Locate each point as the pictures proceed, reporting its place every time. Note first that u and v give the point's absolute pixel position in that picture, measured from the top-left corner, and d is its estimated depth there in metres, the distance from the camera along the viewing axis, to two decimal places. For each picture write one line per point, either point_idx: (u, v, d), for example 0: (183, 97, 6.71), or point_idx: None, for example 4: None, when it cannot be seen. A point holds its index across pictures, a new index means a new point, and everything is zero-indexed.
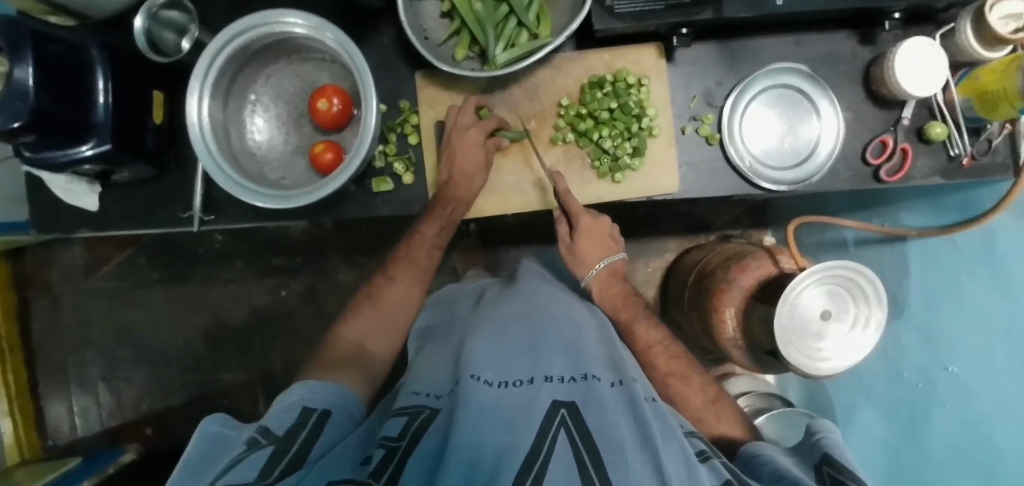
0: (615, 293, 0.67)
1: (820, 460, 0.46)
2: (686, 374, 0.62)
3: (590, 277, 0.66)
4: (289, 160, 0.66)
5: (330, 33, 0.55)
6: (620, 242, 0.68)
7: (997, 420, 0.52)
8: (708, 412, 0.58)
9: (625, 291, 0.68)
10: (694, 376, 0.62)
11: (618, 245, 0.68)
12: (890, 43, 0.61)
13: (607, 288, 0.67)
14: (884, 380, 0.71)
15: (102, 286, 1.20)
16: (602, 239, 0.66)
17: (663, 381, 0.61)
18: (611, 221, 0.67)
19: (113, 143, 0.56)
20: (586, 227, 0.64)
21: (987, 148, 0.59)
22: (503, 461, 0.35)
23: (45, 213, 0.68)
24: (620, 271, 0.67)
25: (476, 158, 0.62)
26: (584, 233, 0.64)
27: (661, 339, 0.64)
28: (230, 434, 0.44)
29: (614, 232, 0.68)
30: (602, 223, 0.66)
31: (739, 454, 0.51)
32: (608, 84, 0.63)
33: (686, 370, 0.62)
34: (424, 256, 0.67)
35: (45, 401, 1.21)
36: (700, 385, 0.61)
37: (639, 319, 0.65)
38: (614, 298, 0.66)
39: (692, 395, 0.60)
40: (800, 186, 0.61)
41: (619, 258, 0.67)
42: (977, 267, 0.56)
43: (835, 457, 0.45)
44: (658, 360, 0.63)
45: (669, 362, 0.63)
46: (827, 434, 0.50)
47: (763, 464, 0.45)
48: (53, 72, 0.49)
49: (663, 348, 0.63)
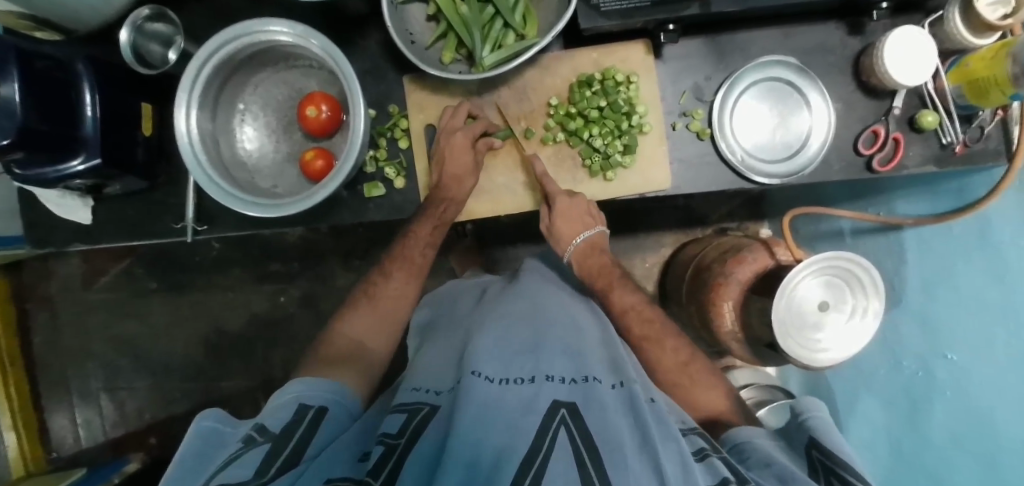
0: (610, 284, 0.68)
1: (809, 444, 0.47)
2: (660, 338, 0.62)
3: (570, 252, 0.67)
4: (280, 168, 0.66)
5: (316, 41, 0.55)
6: (599, 217, 0.66)
7: (997, 408, 0.52)
8: (680, 376, 0.58)
9: (604, 262, 0.68)
10: (667, 339, 0.61)
11: (597, 220, 0.66)
12: (879, 33, 0.61)
13: (585, 259, 0.68)
14: (883, 370, 0.72)
15: (101, 297, 1.21)
16: (580, 217, 0.64)
17: (637, 345, 0.62)
18: (587, 199, 0.64)
19: (102, 158, 0.56)
20: (562, 209, 0.63)
21: (980, 135, 0.59)
22: (503, 459, 0.35)
23: (39, 227, 0.68)
24: (599, 244, 0.67)
25: (464, 160, 0.62)
26: (560, 214, 0.64)
27: (636, 304, 0.65)
28: (224, 431, 0.45)
29: (592, 208, 0.65)
30: (578, 201, 0.64)
31: (724, 435, 0.50)
32: (597, 83, 0.63)
33: (660, 333, 0.62)
34: (418, 255, 0.67)
35: (48, 413, 1.22)
36: (673, 347, 0.61)
37: (616, 286, 0.65)
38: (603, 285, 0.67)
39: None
40: (792, 179, 0.61)
41: (598, 232, 0.66)
42: (975, 255, 0.56)
43: (821, 440, 0.46)
44: (633, 324, 0.63)
45: (643, 326, 0.63)
46: (813, 415, 0.50)
47: (752, 452, 0.45)
48: (40, 87, 0.49)
49: (638, 312, 0.64)
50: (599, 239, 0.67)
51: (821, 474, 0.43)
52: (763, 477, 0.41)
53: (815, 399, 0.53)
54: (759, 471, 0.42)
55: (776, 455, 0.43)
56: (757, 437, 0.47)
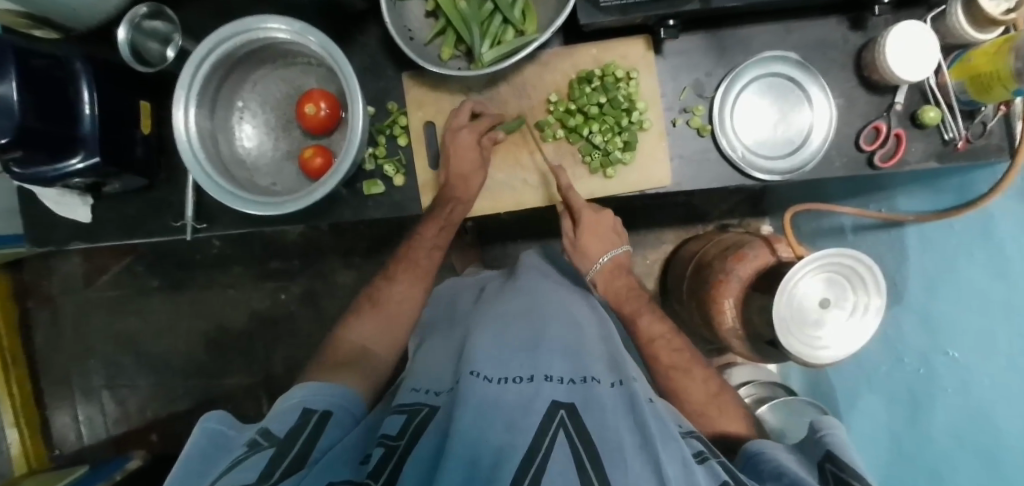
0: (620, 287, 0.69)
1: (822, 457, 0.47)
2: (687, 366, 0.61)
3: (595, 270, 0.69)
4: (279, 165, 0.66)
5: (314, 38, 0.54)
6: (624, 236, 0.69)
7: (998, 407, 0.52)
8: (711, 406, 0.58)
9: (629, 283, 0.69)
10: (695, 368, 0.61)
11: (621, 239, 0.70)
12: (881, 28, 0.60)
13: (613, 281, 0.69)
14: (885, 367, 0.71)
15: (102, 295, 1.21)
16: (605, 233, 0.68)
17: (665, 374, 0.61)
18: (614, 216, 0.68)
19: (102, 156, 0.56)
20: (588, 221, 0.66)
21: (983, 131, 0.58)
22: (502, 460, 0.35)
23: (39, 226, 0.68)
24: (624, 263, 0.69)
25: (471, 158, 0.62)
26: (587, 228, 0.66)
27: (663, 332, 0.65)
28: (229, 434, 0.44)
29: (617, 226, 0.69)
30: (603, 217, 0.67)
31: (741, 452, 0.50)
32: (596, 79, 0.62)
33: (688, 362, 0.62)
34: (424, 257, 0.68)
35: (50, 410, 1.22)
36: (701, 377, 0.60)
37: (643, 313, 0.66)
38: (619, 291, 0.68)
39: (694, 388, 0.59)
40: (793, 175, 0.61)
41: (622, 251, 0.69)
42: (976, 251, 0.55)
43: (836, 454, 0.46)
44: (660, 353, 0.63)
45: (671, 355, 0.63)
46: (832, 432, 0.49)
47: (766, 461, 0.45)
48: (39, 86, 0.49)
49: (665, 341, 0.63)
50: (624, 258, 0.70)
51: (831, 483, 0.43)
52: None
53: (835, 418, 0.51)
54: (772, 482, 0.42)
55: (790, 465, 0.43)
56: (770, 447, 0.47)
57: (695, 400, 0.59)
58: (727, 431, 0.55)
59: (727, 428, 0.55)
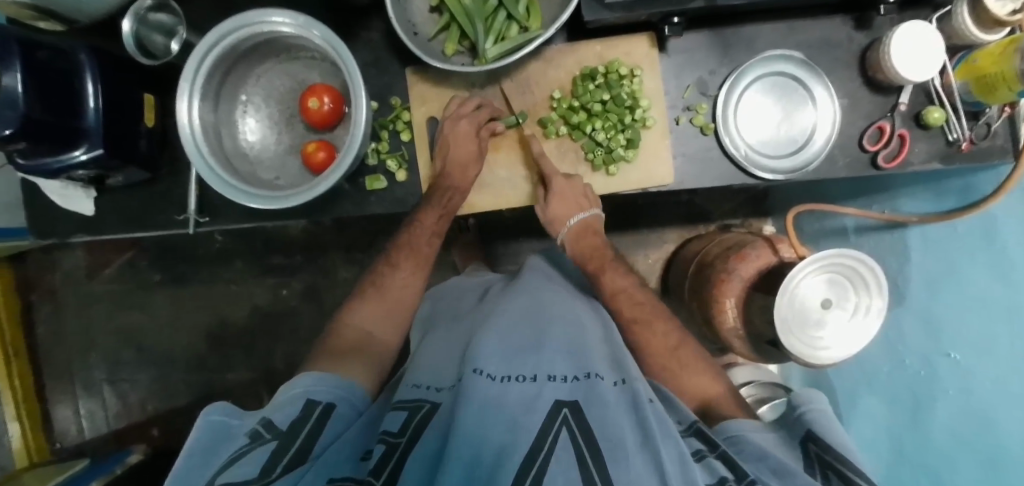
0: (587, 246, 0.67)
1: (805, 437, 0.47)
2: (650, 321, 0.62)
3: (562, 232, 0.67)
4: (282, 159, 0.66)
5: (317, 31, 0.54)
6: (595, 199, 0.65)
7: (998, 411, 0.52)
8: (671, 360, 0.59)
9: (597, 244, 0.68)
10: (658, 322, 0.62)
11: (592, 202, 0.65)
12: (886, 27, 0.60)
13: (580, 242, 0.68)
14: (886, 367, 0.71)
15: (104, 289, 1.21)
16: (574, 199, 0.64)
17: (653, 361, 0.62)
18: (582, 182, 0.64)
19: (105, 149, 0.56)
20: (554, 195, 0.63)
21: (987, 132, 0.58)
22: (504, 458, 0.35)
23: (41, 219, 0.69)
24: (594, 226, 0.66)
25: (468, 148, 0.62)
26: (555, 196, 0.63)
27: (627, 286, 0.65)
28: (232, 424, 0.45)
29: (586, 191, 0.64)
30: (569, 186, 0.63)
31: (717, 425, 0.50)
32: (600, 76, 0.63)
33: (651, 317, 0.62)
34: (425, 243, 0.67)
35: (51, 404, 1.22)
36: (663, 332, 0.61)
37: (607, 270, 0.66)
38: (584, 249, 0.67)
39: (655, 339, 0.61)
40: (796, 174, 0.61)
41: (593, 214, 0.65)
42: (978, 253, 0.55)
43: (819, 433, 0.46)
44: (623, 307, 0.63)
45: (633, 310, 0.63)
46: (810, 407, 0.49)
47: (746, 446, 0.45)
48: (41, 78, 0.49)
49: (627, 296, 0.64)
50: (594, 220, 0.66)
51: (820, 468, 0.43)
52: (758, 470, 0.42)
53: (812, 392, 0.52)
54: (755, 464, 0.43)
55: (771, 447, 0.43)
56: (749, 428, 0.47)
57: (655, 352, 0.60)
58: (690, 390, 0.57)
59: (689, 388, 0.57)
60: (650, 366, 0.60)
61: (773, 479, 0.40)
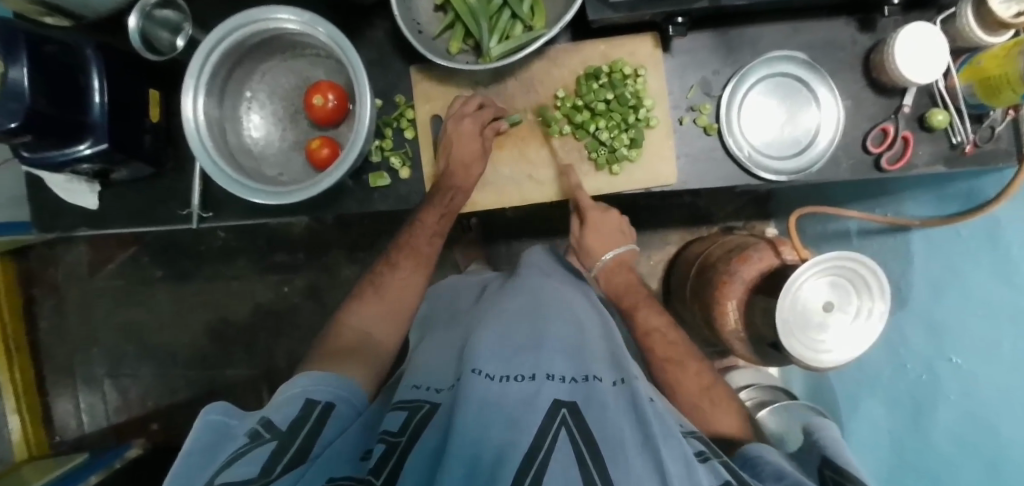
0: (620, 283, 0.71)
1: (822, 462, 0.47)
2: (683, 360, 0.62)
3: (599, 266, 0.72)
4: (286, 156, 0.66)
5: (322, 28, 0.55)
6: (631, 234, 0.73)
7: (1002, 417, 0.51)
8: (703, 400, 0.58)
9: (631, 280, 0.72)
10: (689, 363, 0.62)
11: (628, 237, 0.73)
12: (891, 29, 0.60)
13: (613, 277, 0.72)
14: (888, 371, 0.71)
15: (105, 284, 1.21)
16: (609, 231, 0.71)
17: (658, 365, 0.62)
18: (621, 215, 0.71)
19: (111, 143, 0.56)
20: (594, 220, 0.69)
21: (990, 135, 0.58)
22: (503, 457, 0.35)
23: (45, 211, 0.69)
24: (628, 261, 0.72)
25: (472, 147, 0.62)
26: (592, 225, 0.69)
27: (660, 325, 0.66)
28: (232, 424, 0.45)
29: (623, 225, 0.72)
30: (609, 216, 0.70)
31: (741, 450, 0.50)
32: (604, 75, 0.63)
33: (683, 356, 0.62)
34: (424, 244, 0.67)
35: (51, 398, 1.23)
36: (695, 370, 0.61)
37: (642, 306, 0.68)
38: (618, 286, 0.71)
39: (688, 379, 0.60)
40: (800, 175, 0.61)
41: (629, 249, 0.73)
42: (982, 256, 0.55)
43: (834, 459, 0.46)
44: (656, 345, 0.64)
45: (666, 348, 0.63)
46: (824, 433, 0.51)
47: (764, 464, 0.45)
48: (48, 72, 0.49)
49: (662, 334, 0.65)
50: (629, 256, 0.73)
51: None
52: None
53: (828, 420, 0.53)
54: (771, 483, 0.42)
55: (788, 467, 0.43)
56: (769, 451, 0.47)
57: (688, 393, 0.59)
58: (721, 430, 0.55)
59: (719, 425, 0.56)
60: (682, 408, 0.59)
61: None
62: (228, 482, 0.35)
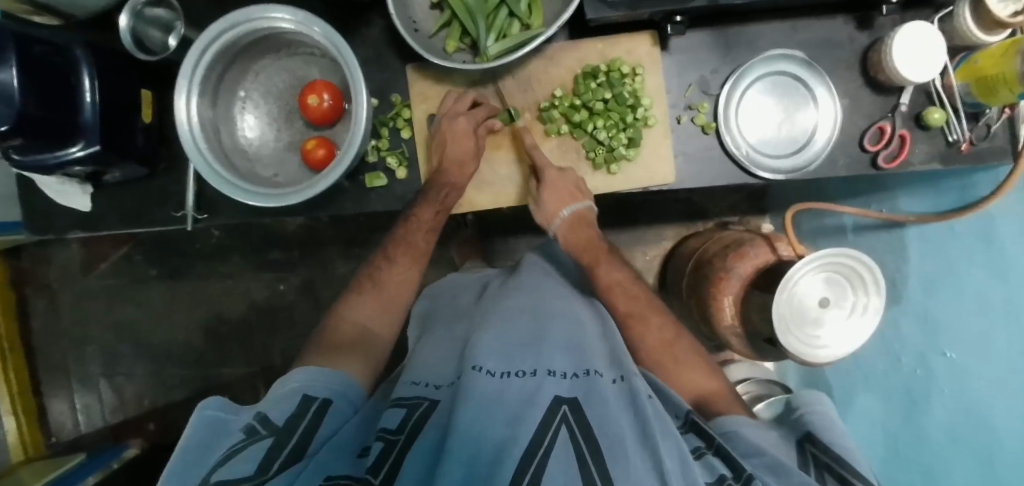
0: (581, 238, 0.68)
1: (802, 436, 0.49)
2: None
3: (556, 225, 0.66)
4: (281, 157, 0.66)
5: (317, 27, 0.54)
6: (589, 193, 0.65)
7: (993, 410, 0.53)
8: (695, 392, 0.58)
9: (591, 236, 0.68)
10: None
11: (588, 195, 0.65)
12: (889, 28, 0.60)
13: (573, 234, 0.68)
14: (882, 365, 0.72)
15: (99, 284, 1.20)
16: (567, 191, 0.63)
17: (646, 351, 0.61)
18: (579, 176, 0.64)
19: (103, 145, 0.55)
20: (552, 181, 0.62)
21: (986, 133, 0.58)
22: (503, 454, 0.36)
23: (37, 214, 0.68)
24: (588, 219, 0.66)
25: (467, 146, 0.62)
26: (548, 187, 0.62)
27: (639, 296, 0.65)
28: (227, 419, 0.45)
29: (581, 184, 0.64)
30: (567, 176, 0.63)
31: (714, 419, 0.50)
32: (602, 74, 0.63)
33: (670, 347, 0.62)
34: (422, 241, 0.67)
35: (47, 398, 1.22)
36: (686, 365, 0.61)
37: (602, 261, 0.66)
38: (579, 241, 0.68)
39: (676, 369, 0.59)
40: (797, 174, 0.61)
41: (588, 207, 0.65)
42: (976, 251, 0.56)
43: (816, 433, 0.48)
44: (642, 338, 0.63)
45: None
46: (811, 409, 0.51)
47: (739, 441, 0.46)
48: (39, 74, 0.49)
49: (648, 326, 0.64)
50: (588, 214, 0.66)
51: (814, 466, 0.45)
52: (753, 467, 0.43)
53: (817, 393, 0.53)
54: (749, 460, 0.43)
55: (764, 443, 0.44)
56: (743, 425, 0.47)
57: None
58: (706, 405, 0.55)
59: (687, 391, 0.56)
60: None
61: (768, 476, 0.41)
62: (227, 480, 0.35)
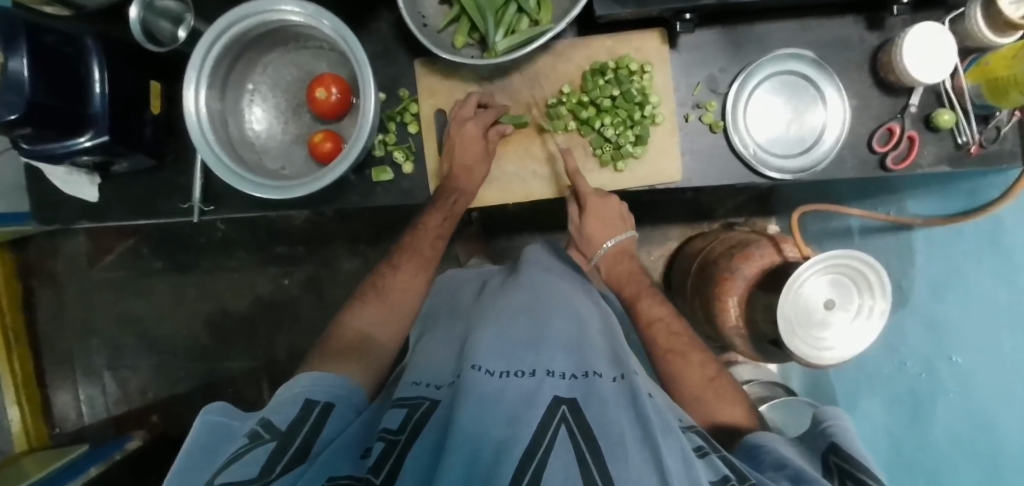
0: (622, 271, 0.71)
1: (827, 449, 0.47)
2: (685, 351, 0.62)
3: (600, 255, 0.72)
4: (288, 149, 0.66)
5: (326, 21, 0.54)
6: (630, 221, 0.70)
7: (999, 415, 0.53)
8: (706, 391, 0.58)
9: (632, 269, 0.71)
10: (693, 353, 0.62)
11: (628, 223, 0.70)
12: (899, 28, 0.60)
13: (615, 265, 0.72)
14: (886, 369, 0.71)
15: (105, 276, 1.21)
16: (610, 218, 0.68)
17: (662, 358, 0.62)
18: (621, 202, 0.68)
19: (111, 136, 0.56)
20: (593, 208, 0.66)
21: (996, 136, 0.57)
22: (503, 452, 0.35)
23: (45, 203, 0.68)
24: (629, 249, 0.72)
25: (475, 146, 0.62)
26: (590, 213, 0.66)
27: (662, 315, 0.66)
28: (232, 425, 0.45)
29: (624, 212, 0.69)
30: (611, 203, 0.67)
31: (742, 438, 0.51)
32: (610, 71, 0.62)
33: (685, 347, 0.63)
34: (427, 249, 0.68)
35: (51, 389, 1.23)
36: (698, 361, 0.61)
37: (643, 296, 0.67)
38: (619, 274, 0.71)
39: (691, 370, 0.60)
40: (805, 174, 0.61)
41: (628, 236, 0.71)
42: (983, 255, 0.55)
43: (840, 445, 0.46)
44: (659, 336, 0.64)
45: (669, 339, 0.63)
46: (836, 422, 0.49)
47: (765, 453, 0.46)
48: (49, 63, 0.49)
49: (664, 324, 0.65)
50: (629, 243, 0.72)
51: (836, 477, 0.43)
52: (774, 479, 0.42)
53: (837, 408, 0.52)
54: (772, 473, 0.43)
55: (789, 456, 0.44)
56: (773, 440, 0.47)
57: (688, 388, 0.59)
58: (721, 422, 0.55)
59: (722, 417, 0.56)
60: (684, 397, 0.59)
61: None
62: (229, 483, 0.35)
